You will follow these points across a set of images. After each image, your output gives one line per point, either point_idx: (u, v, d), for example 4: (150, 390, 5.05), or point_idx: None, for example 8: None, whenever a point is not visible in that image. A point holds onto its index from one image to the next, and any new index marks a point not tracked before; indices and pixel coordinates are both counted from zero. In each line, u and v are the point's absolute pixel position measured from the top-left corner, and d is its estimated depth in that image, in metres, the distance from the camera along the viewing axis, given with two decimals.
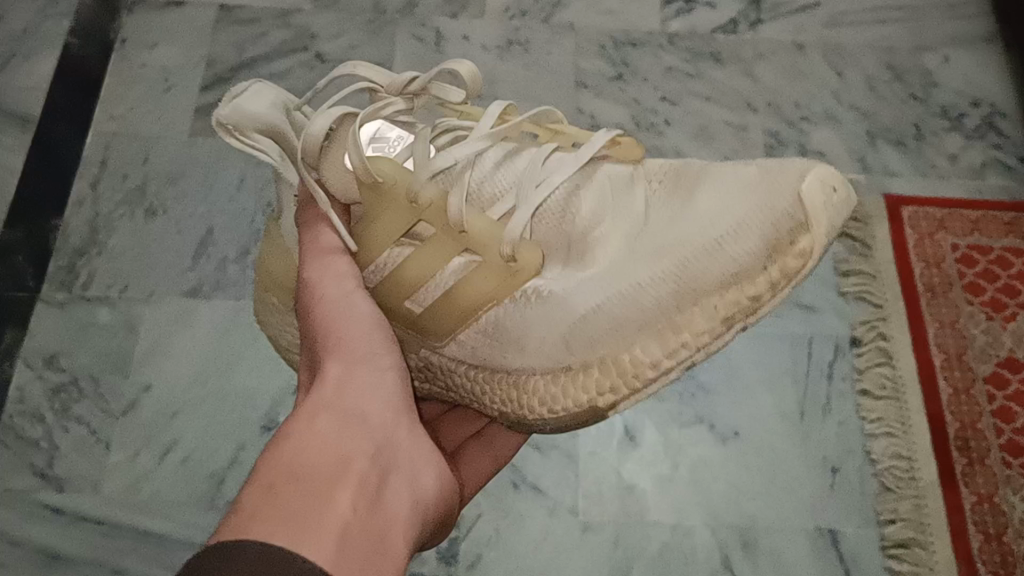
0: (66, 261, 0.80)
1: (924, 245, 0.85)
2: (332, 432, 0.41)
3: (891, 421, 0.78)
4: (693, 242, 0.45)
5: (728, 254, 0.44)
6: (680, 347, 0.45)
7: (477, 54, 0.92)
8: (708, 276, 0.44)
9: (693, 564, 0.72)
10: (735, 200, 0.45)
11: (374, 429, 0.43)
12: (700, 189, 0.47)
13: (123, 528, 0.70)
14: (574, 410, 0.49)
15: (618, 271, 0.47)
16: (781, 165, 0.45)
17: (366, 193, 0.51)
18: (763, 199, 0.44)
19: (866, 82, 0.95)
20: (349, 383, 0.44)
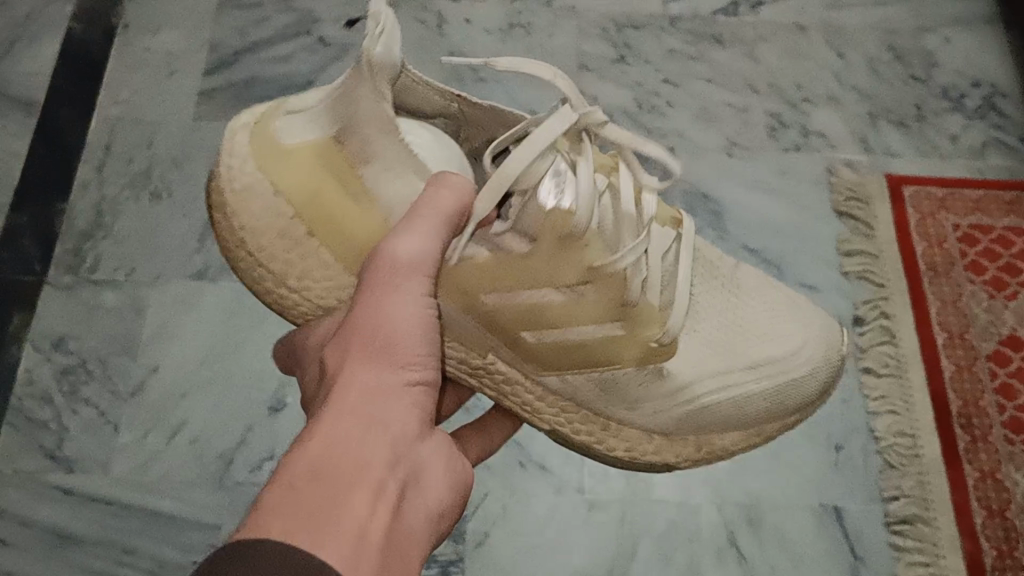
0: (73, 245, 0.80)
1: (926, 225, 0.86)
2: (353, 435, 0.41)
3: (894, 399, 0.78)
4: (788, 362, 0.55)
5: (810, 379, 0.55)
6: (755, 438, 0.57)
7: (478, 37, 0.92)
8: (797, 397, 0.55)
9: (698, 541, 0.72)
10: (802, 321, 0.57)
11: (393, 434, 0.42)
12: (754, 291, 0.57)
13: (132, 509, 0.71)
14: (650, 465, 0.56)
15: (722, 357, 0.53)
16: (806, 303, 0.59)
17: (551, 245, 0.48)
18: (826, 336, 0.57)
19: (868, 64, 0.95)
20: (383, 385, 0.44)
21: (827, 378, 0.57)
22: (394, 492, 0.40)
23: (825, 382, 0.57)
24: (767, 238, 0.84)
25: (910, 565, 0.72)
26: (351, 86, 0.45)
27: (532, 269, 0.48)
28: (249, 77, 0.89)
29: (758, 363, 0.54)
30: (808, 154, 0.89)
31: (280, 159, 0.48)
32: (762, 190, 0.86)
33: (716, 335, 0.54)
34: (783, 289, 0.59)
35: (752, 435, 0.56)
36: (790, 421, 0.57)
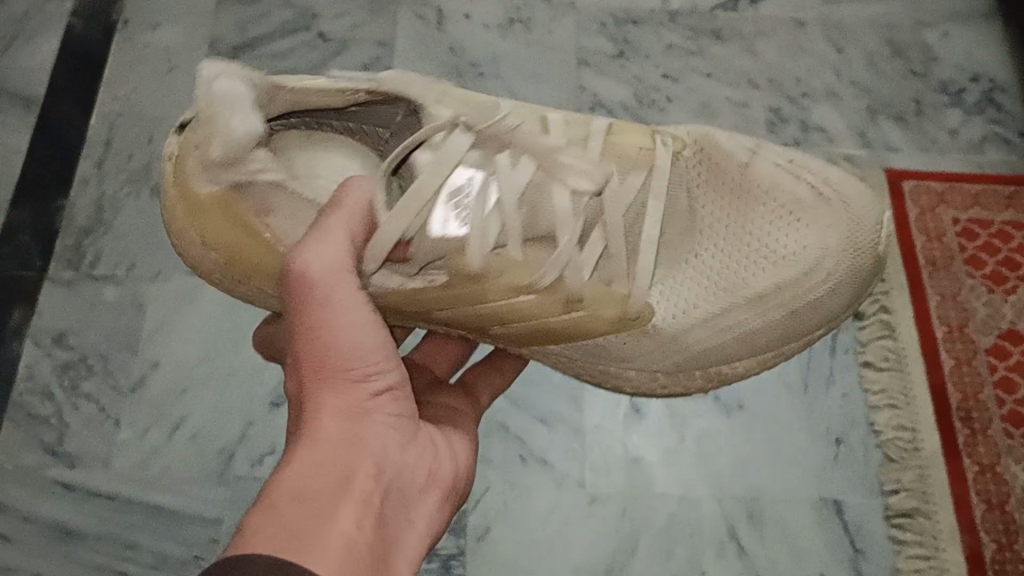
0: (73, 240, 0.80)
1: (925, 219, 0.86)
2: (332, 452, 0.41)
3: (894, 393, 0.78)
4: (805, 287, 0.52)
5: (834, 292, 0.53)
6: (778, 356, 0.56)
7: (478, 34, 0.92)
8: (814, 319, 0.54)
9: (699, 535, 0.73)
10: (823, 227, 0.53)
11: (370, 445, 0.43)
12: (767, 194, 0.53)
13: (133, 504, 0.72)
14: (663, 392, 0.57)
15: (722, 295, 0.52)
16: (840, 190, 0.54)
17: (465, 283, 0.49)
18: (855, 233, 0.53)
19: (867, 59, 0.94)
20: (353, 397, 0.44)
21: (858, 284, 0.53)
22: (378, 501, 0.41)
23: (851, 289, 0.53)
24: None
25: (909, 559, 0.73)
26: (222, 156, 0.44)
27: (459, 297, 0.50)
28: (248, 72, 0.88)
29: (760, 296, 0.52)
30: (808, 149, 0.88)
31: (182, 222, 0.48)
32: None
33: (714, 269, 0.52)
34: (812, 175, 0.55)
35: (770, 357, 0.55)
36: (817, 331, 0.54)
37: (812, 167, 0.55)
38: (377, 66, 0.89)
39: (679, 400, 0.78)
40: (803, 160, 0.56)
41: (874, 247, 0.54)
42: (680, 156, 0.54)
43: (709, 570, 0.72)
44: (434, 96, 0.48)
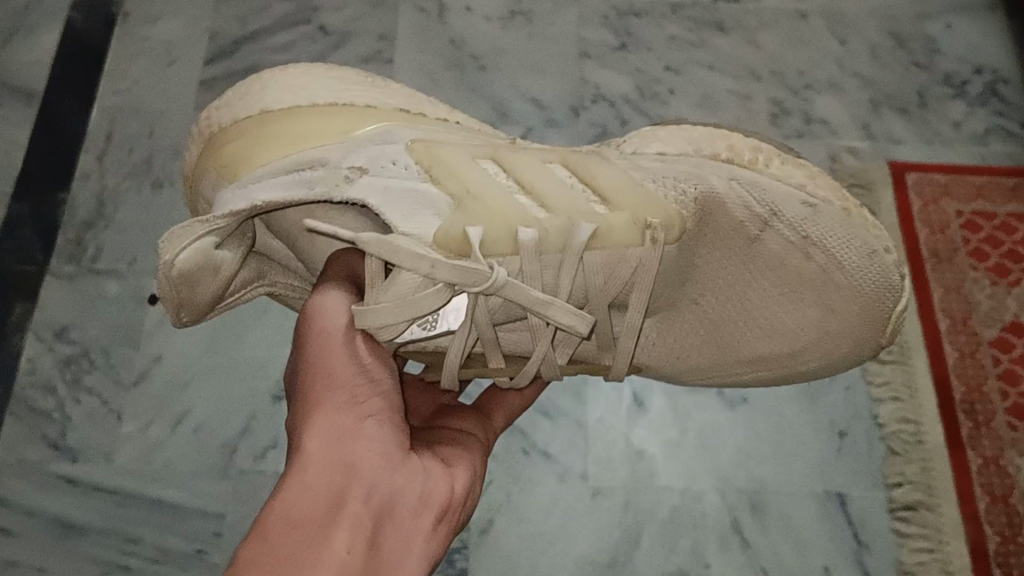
0: (75, 234, 0.80)
1: (929, 211, 0.85)
2: (321, 474, 0.43)
3: (898, 386, 0.78)
4: (792, 354, 0.63)
5: (826, 360, 0.63)
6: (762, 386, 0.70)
7: (479, 26, 0.91)
8: (803, 372, 0.65)
9: (702, 527, 0.74)
10: (821, 307, 0.59)
11: (363, 466, 0.44)
12: (770, 271, 0.59)
13: (136, 498, 0.72)
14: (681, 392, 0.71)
15: (716, 352, 0.64)
16: (852, 275, 0.57)
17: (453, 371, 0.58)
18: (849, 316, 0.59)
19: (870, 50, 0.92)
20: (347, 420, 0.45)
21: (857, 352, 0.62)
22: (369, 525, 0.42)
23: (849, 350, 0.61)
24: None
25: (912, 551, 0.73)
26: (175, 286, 0.53)
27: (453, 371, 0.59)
28: (249, 65, 0.88)
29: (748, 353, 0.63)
30: (811, 141, 0.87)
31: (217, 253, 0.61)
32: None
33: (706, 336, 0.63)
34: (821, 253, 0.57)
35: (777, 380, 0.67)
36: (824, 373, 0.65)
37: (831, 243, 0.56)
38: (379, 60, 0.88)
39: (680, 394, 0.77)
40: (823, 229, 0.56)
41: (880, 323, 0.59)
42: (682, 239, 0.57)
43: (712, 563, 0.73)
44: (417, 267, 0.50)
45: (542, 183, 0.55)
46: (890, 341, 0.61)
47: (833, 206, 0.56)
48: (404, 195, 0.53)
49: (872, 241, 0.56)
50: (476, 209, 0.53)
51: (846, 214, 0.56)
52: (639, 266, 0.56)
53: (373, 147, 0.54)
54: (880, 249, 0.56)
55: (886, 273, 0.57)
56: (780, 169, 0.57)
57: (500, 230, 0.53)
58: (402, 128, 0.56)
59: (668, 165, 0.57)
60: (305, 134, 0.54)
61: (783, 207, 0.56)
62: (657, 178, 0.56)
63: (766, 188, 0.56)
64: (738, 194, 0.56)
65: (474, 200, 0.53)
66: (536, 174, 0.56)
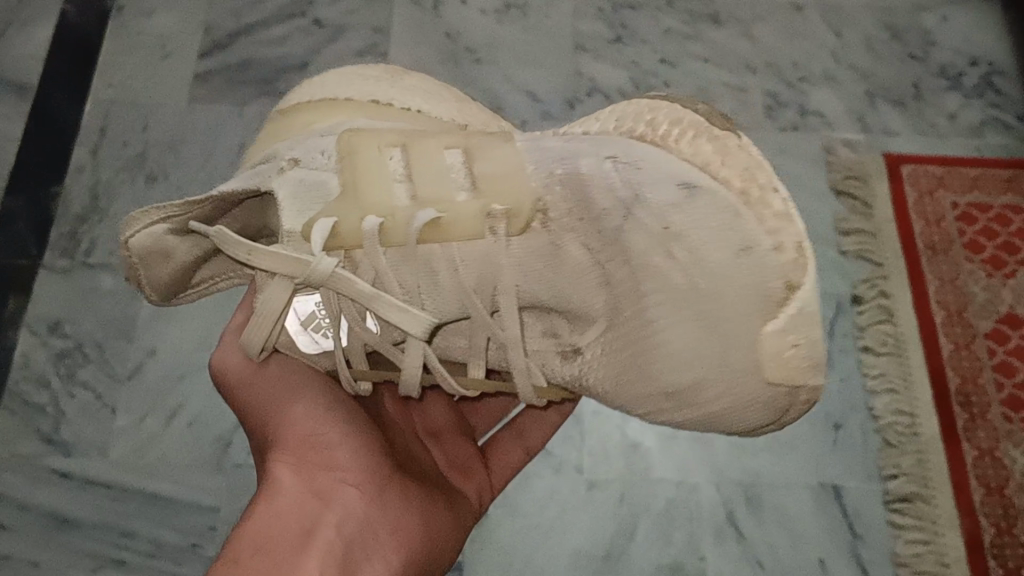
0: (69, 228, 0.80)
1: (924, 203, 0.85)
2: (297, 500, 0.44)
3: (893, 377, 0.78)
4: (704, 397, 0.43)
5: (748, 400, 0.42)
6: None
7: (475, 19, 0.91)
8: (742, 419, 0.43)
9: (697, 520, 0.73)
10: (701, 324, 0.41)
11: (336, 497, 0.46)
12: (641, 275, 0.42)
13: (131, 491, 0.72)
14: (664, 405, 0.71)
15: (636, 387, 0.45)
16: (716, 271, 0.40)
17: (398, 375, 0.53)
18: (734, 336, 0.40)
19: (866, 42, 0.92)
20: (316, 457, 0.47)
21: (769, 399, 0.41)
22: (341, 550, 0.43)
23: (752, 382, 0.41)
24: None
25: (908, 543, 0.73)
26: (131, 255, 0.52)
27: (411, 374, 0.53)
28: (244, 58, 0.87)
29: (653, 391, 0.44)
30: (807, 133, 0.87)
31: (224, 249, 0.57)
32: None
33: (621, 363, 0.45)
34: (683, 242, 0.41)
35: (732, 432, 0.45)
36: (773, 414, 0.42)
37: (695, 218, 0.40)
38: (374, 53, 0.88)
39: None
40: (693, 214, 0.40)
41: (756, 343, 0.40)
42: (554, 229, 0.44)
43: (707, 554, 0.73)
44: (245, 254, 0.46)
45: (429, 170, 0.46)
46: (803, 377, 0.40)
47: (725, 191, 0.40)
48: (314, 185, 0.47)
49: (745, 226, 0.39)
50: (346, 202, 0.47)
51: (745, 203, 0.40)
52: (488, 255, 0.45)
53: (312, 138, 0.51)
54: (760, 244, 0.39)
55: (761, 276, 0.39)
56: (691, 143, 0.42)
57: (351, 217, 0.46)
58: (356, 117, 0.54)
59: (567, 143, 0.45)
60: (275, 134, 0.56)
61: (649, 189, 0.41)
62: (543, 158, 0.45)
63: (643, 168, 0.42)
64: (605, 181, 0.43)
65: (354, 192, 0.47)
66: (436, 166, 0.47)
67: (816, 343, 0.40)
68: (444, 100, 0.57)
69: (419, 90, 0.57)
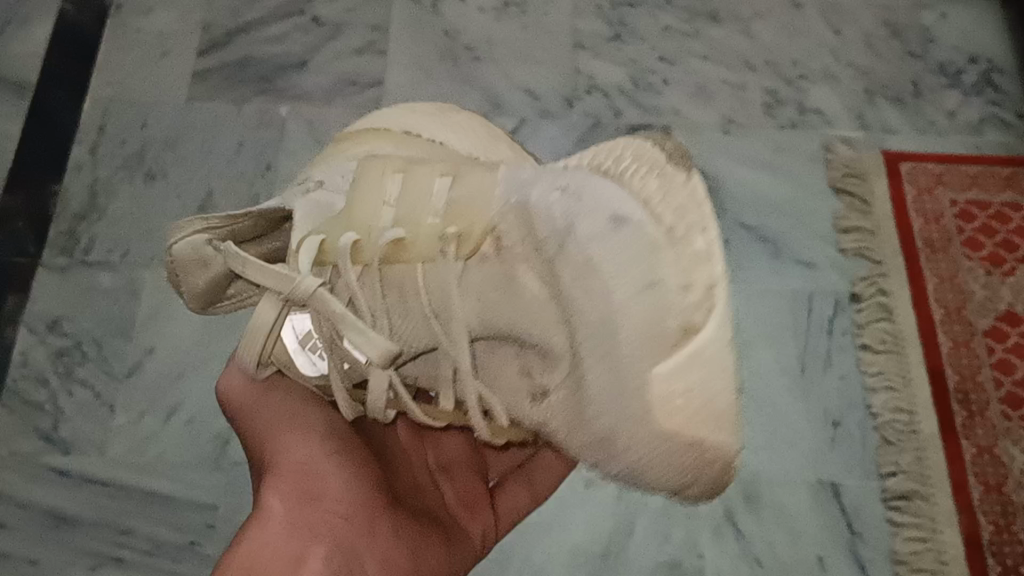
0: (67, 226, 0.80)
1: (923, 200, 0.85)
2: (282, 533, 0.41)
3: (892, 375, 0.78)
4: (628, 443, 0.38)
5: (658, 453, 0.38)
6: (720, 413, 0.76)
7: (473, 17, 0.91)
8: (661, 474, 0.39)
9: (695, 519, 0.73)
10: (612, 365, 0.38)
11: (324, 526, 0.43)
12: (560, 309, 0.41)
13: (129, 489, 0.72)
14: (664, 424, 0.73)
15: (588, 432, 0.40)
16: (628, 305, 0.38)
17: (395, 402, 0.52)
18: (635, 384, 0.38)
19: (865, 39, 0.92)
20: (312, 483, 0.45)
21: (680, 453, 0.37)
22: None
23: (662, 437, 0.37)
24: (766, 214, 0.83)
25: (906, 541, 0.73)
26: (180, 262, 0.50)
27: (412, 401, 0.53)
28: (242, 56, 0.87)
29: (585, 439, 0.40)
30: (805, 131, 0.87)
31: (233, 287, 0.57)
32: (760, 167, 0.85)
33: (575, 405, 0.40)
34: (597, 273, 0.39)
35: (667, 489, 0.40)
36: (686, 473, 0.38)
37: (614, 255, 0.39)
38: (373, 50, 0.88)
39: None
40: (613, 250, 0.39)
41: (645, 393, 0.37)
42: (508, 258, 0.43)
43: (706, 552, 0.73)
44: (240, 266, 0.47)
45: (417, 196, 0.49)
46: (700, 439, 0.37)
47: (651, 227, 0.39)
48: (322, 205, 0.51)
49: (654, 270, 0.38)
50: (332, 225, 0.49)
51: (667, 242, 0.39)
52: (442, 281, 0.44)
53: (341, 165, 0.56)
54: (664, 284, 0.38)
55: (657, 314, 0.38)
56: (641, 182, 0.41)
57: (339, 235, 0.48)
58: (386, 144, 0.58)
59: (551, 179, 0.44)
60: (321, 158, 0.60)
61: (581, 224, 0.40)
62: (518, 197, 0.44)
63: (584, 201, 0.41)
64: (546, 218, 0.42)
65: (351, 212, 0.50)
66: (416, 198, 0.49)
67: (711, 397, 0.37)
68: (474, 131, 0.61)
69: (455, 124, 0.61)
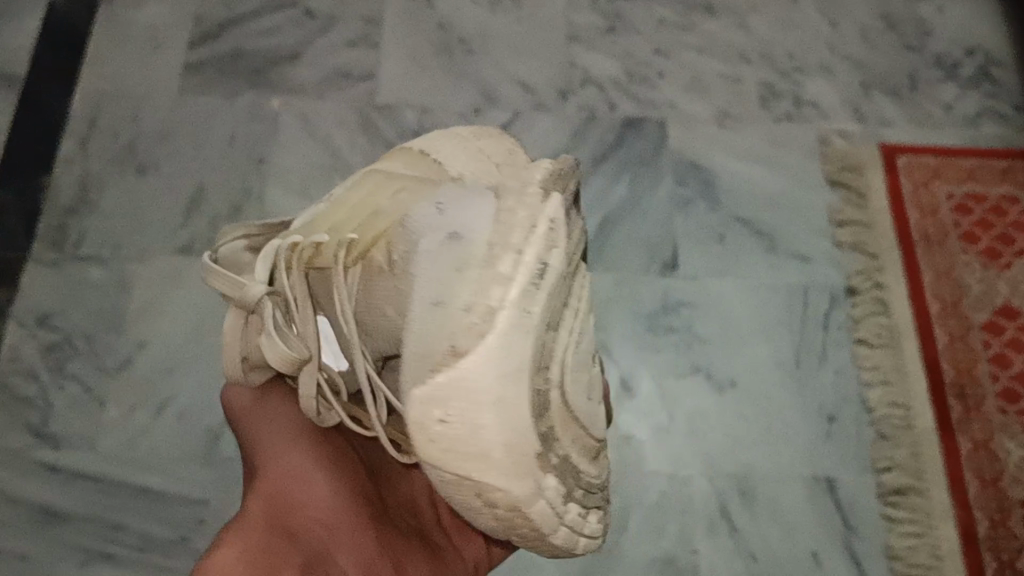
0: (57, 220, 0.79)
1: (920, 193, 0.84)
2: (260, 532, 0.43)
3: (888, 369, 0.78)
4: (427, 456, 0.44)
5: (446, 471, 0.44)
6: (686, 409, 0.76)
7: (467, 8, 0.90)
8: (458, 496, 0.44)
9: (691, 513, 0.72)
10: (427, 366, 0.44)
11: (298, 547, 0.43)
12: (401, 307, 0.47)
13: (120, 485, 0.72)
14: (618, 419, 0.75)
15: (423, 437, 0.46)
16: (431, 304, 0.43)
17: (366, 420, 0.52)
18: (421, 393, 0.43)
19: (861, 32, 0.92)
20: (289, 493, 0.46)
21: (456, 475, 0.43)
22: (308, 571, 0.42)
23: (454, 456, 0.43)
24: (761, 208, 0.83)
25: (902, 536, 0.73)
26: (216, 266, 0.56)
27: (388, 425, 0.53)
28: (235, 49, 0.87)
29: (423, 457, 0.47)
30: (801, 124, 0.87)
31: None
32: (755, 160, 0.85)
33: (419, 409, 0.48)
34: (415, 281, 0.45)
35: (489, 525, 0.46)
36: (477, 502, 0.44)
37: (439, 265, 0.44)
38: (366, 43, 0.87)
39: (669, 379, 0.76)
40: (435, 266, 0.44)
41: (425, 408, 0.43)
42: (395, 274, 0.47)
43: (700, 547, 0.72)
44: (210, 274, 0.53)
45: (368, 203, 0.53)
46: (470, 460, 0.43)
47: (474, 248, 0.43)
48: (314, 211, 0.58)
49: (458, 288, 0.43)
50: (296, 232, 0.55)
51: (479, 268, 0.43)
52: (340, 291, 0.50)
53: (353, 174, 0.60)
54: (455, 304, 0.42)
55: (439, 335, 0.42)
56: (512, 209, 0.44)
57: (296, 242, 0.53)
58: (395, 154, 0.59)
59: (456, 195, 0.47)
60: None
61: (428, 237, 0.45)
62: (427, 211, 0.47)
63: (447, 214, 0.46)
64: (405, 241, 0.47)
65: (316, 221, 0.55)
66: (365, 205, 0.53)
67: (477, 430, 0.42)
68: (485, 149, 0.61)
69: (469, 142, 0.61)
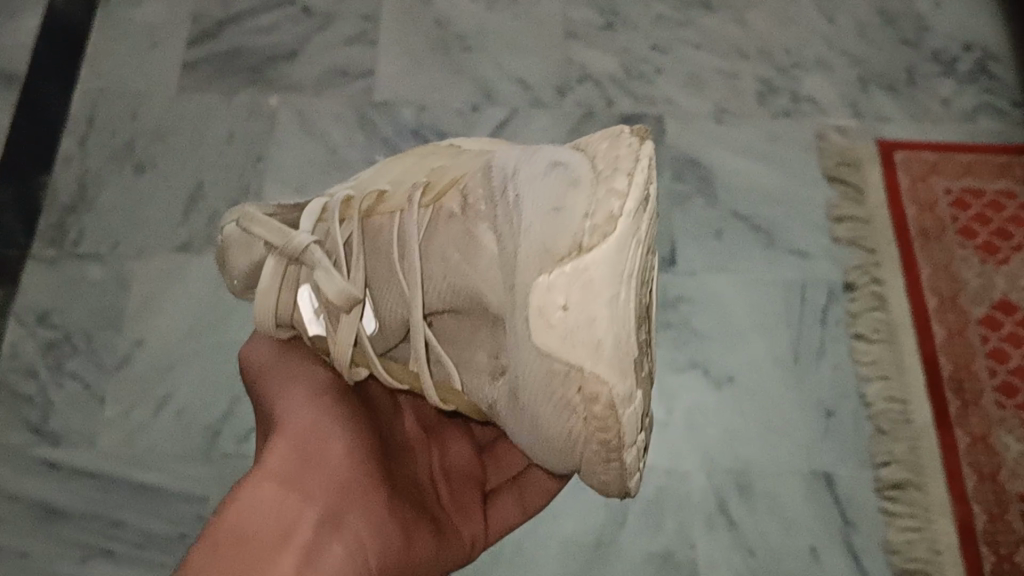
0: (56, 218, 0.79)
1: (917, 188, 0.84)
2: (277, 483, 0.41)
3: (885, 364, 0.78)
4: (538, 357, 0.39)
5: (548, 375, 0.38)
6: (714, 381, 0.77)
7: (465, 5, 0.90)
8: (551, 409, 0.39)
9: (689, 508, 0.73)
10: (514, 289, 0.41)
11: (315, 502, 0.41)
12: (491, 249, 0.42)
13: (120, 482, 0.72)
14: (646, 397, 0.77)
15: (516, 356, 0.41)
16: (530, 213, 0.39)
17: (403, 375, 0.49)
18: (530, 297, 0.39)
19: (858, 27, 0.92)
20: (307, 442, 0.44)
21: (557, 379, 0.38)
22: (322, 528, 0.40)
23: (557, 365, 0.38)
24: (758, 203, 0.83)
25: (900, 530, 0.73)
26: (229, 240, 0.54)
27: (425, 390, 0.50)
28: (233, 47, 0.87)
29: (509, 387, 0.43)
30: (798, 120, 0.87)
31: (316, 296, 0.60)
32: (753, 156, 0.85)
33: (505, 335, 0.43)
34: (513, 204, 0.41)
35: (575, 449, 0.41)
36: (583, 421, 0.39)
37: (545, 182, 0.40)
38: (363, 41, 0.87)
39: (667, 375, 0.77)
40: (534, 187, 0.40)
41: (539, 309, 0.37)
42: (471, 218, 0.43)
43: (698, 542, 0.72)
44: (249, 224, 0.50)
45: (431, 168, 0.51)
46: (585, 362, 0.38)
47: (582, 168, 0.39)
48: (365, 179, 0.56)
49: (569, 190, 0.38)
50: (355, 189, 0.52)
51: (589, 183, 0.38)
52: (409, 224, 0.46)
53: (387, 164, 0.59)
54: (571, 203, 0.38)
55: (558, 231, 0.37)
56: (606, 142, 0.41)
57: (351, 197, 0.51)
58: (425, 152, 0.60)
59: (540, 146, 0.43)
60: None
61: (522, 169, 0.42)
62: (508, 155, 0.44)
63: (537, 154, 0.42)
64: (494, 179, 0.43)
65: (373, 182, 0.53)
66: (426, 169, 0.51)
67: (592, 323, 0.37)
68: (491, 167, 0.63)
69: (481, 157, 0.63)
